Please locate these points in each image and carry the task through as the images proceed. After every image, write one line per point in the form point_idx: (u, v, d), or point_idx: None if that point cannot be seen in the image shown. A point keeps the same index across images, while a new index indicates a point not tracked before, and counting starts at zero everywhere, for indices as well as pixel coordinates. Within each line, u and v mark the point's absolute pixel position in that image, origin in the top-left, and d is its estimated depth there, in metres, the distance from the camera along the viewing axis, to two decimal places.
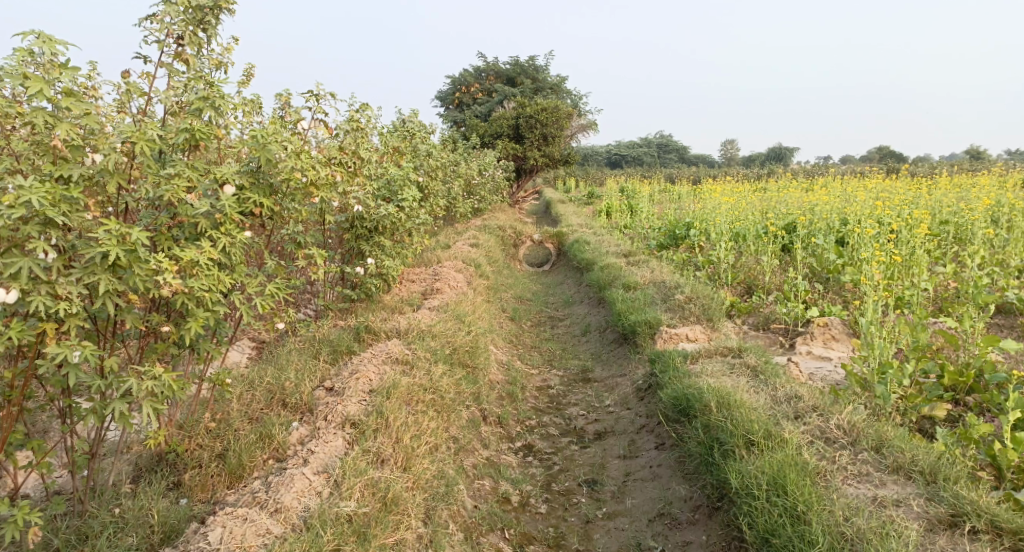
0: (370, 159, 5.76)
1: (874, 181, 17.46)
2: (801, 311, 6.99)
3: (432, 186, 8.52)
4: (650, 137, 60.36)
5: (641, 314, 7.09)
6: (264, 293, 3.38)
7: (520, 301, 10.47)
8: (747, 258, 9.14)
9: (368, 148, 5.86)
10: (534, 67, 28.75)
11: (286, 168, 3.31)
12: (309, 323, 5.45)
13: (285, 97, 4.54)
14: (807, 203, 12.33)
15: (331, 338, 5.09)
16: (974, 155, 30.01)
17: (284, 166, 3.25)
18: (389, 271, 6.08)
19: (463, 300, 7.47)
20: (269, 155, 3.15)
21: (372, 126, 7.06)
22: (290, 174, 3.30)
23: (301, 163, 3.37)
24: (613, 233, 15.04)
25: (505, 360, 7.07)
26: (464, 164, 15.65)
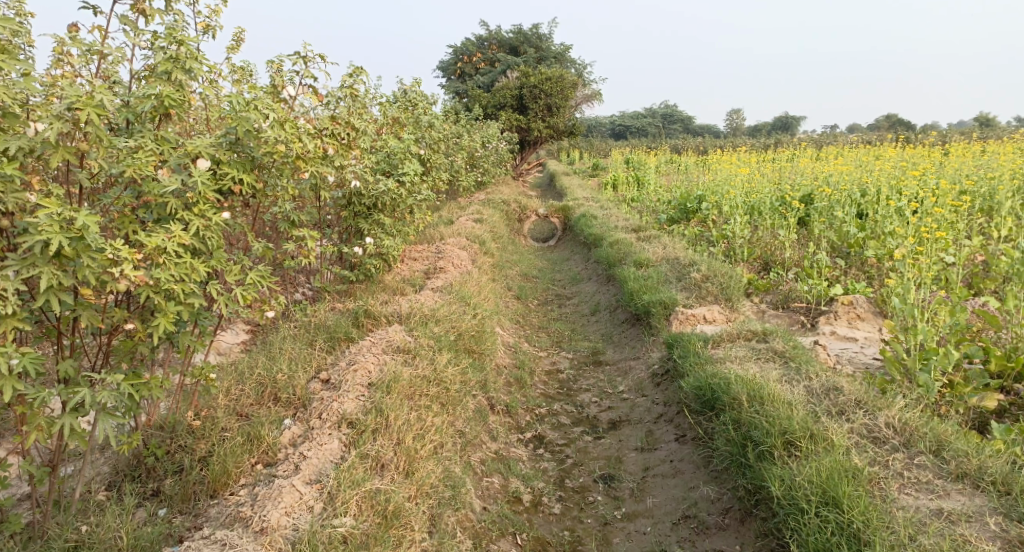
0: (368, 131, 5.39)
1: (887, 149, 16.95)
2: (824, 289, 6.63)
3: (434, 159, 8.14)
4: (655, 107, 59.41)
5: (655, 293, 6.75)
6: (249, 280, 3.03)
7: (526, 278, 10.14)
8: (764, 233, 8.75)
9: (366, 119, 5.48)
10: (537, 35, 28.02)
11: (269, 140, 2.90)
12: (305, 307, 5.13)
13: (274, 63, 4.18)
14: (822, 173, 11.90)
15: (328, 323, 4.77)
16: (985, 123, 29.37)
17: (266, 137, 2.84)
18: (390, 251, 5.74)
19: (468, 280, 7.13)
20: (248, 124, 2.77)
21: (370, 96, 6.66)
22: (274, 146, 2.88)
23: (286, 135, 2.96)
24: (621, 206, 14.63)
25: (512, 342, 6.77)
26: (467, 136, 15.19)
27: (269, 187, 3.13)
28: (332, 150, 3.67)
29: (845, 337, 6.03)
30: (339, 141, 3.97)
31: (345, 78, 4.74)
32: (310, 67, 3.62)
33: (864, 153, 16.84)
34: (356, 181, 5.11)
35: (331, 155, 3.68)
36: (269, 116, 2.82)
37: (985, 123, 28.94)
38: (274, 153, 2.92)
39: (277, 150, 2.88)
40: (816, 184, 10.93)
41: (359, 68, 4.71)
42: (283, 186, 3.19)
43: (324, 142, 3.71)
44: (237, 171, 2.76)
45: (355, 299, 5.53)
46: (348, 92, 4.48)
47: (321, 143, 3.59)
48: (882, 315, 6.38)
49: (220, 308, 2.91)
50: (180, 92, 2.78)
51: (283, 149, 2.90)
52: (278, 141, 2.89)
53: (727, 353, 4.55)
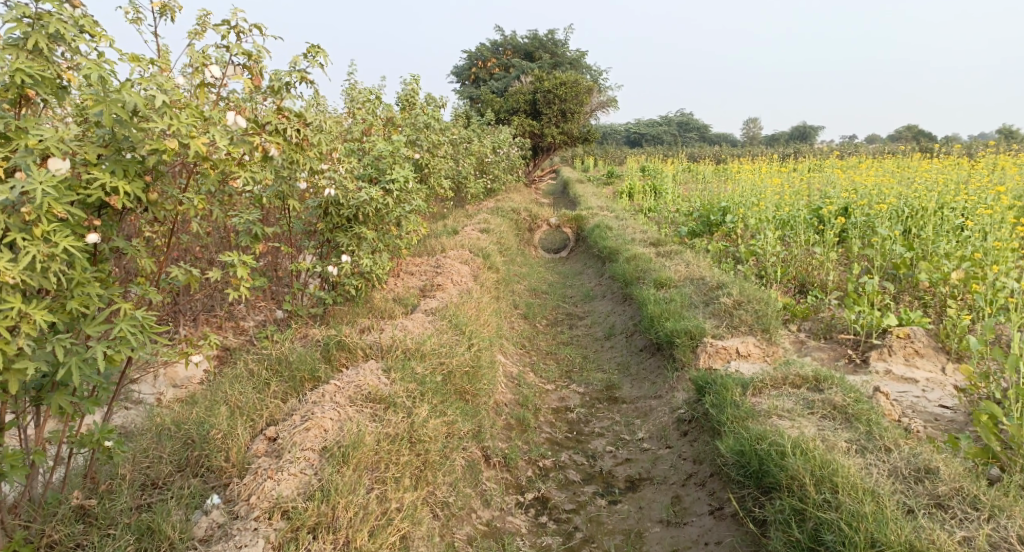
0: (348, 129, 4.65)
1: (916, 160, 16.09)
2: (876, 320, 5.76)
3: (434, 164, 7.37)
4: (672, 116, 58.52)
5: (680, 320, 5.94)
6: (117, 332, 2.30)
7: (534, 294, 9.34)
8: (799, 250, 7.90)
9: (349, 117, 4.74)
10: (554, 41, 27.37)
11: (156, 135, 2.29)
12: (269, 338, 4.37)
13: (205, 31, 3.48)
14: (856, 183, 11.07)
15: (293, 356, 3.99)
16: (1006, 135, 28.41)
17: (150, 132, 2.22)
18: (373, 270, 4.95)
19: (467, 299, 6.34)
20: (124, 110, 2.21)
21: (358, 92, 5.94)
22: (161, 145, 2.26)
23: (183, 127, 2.32)
24: (637, 217, 13.78)
25: (515, 373, 5.96)
26: (477, 141, 14.46)
27: (167, 196, 2.53)
28: (278, 151, 2.91)
29: (903, 380, 5.20)
30: (289, 141, 3.27)
31: (297, 58, 3.85)
32: (243, 46, 2.94)
33: (891, 163, 15.98)
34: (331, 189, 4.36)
35: (276, 157, 2.91)
36: (158, 103, 2.24)
37: (1011, 134, 27.94)
38: (164, 152, 2.33)
39: (166, 148, 2.27)
40: (852, 196, 10.09)
41: (314, 46, 3.87)
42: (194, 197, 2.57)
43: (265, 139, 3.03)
44: (108, 177, 2.20)
45: (333, 326, 4.74)
46: (302, 76, 3.68)
47: (262, 142, 2.86)
48: (943, 351, 5.54)
49: (75, 369, 2.24)
50: (44, 67, 2.16)
51: (176, 147, 2.28)
52: (170, 133, 2.29)
53: (772, 406, 3.73)
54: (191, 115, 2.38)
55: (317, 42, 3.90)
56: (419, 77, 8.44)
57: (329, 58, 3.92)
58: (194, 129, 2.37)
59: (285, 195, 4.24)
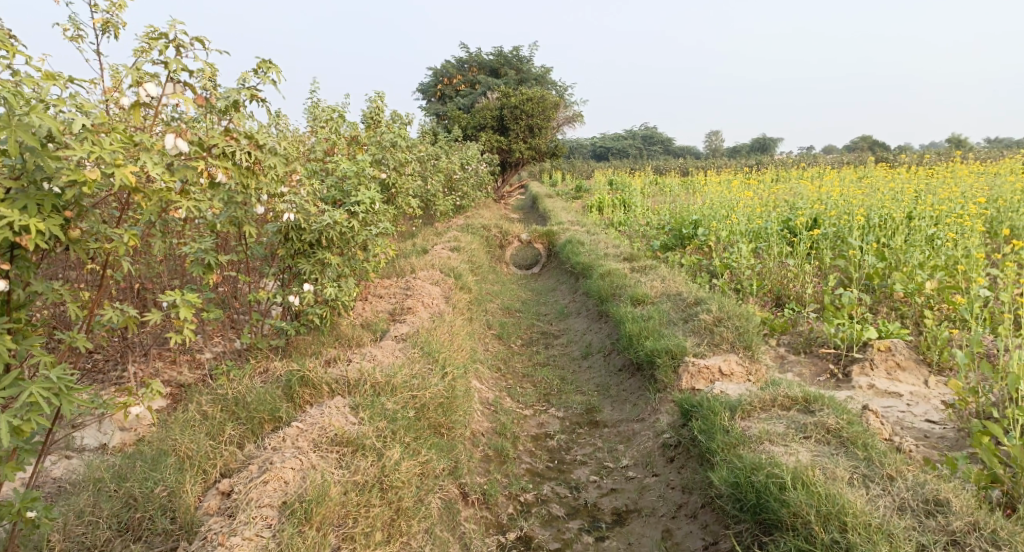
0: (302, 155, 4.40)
1: (877, 169, 16.35)
2: (856, 333, 5.68)
3: (401, 183, 7.13)
4: (637, 130, 59.14)
5: (660, 339, 5.78)
6: (28, 396, 2.35)
7: (507, 314, 9.11)
8: (773, 263, 7.85)
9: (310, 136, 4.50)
10: (519, 57, 27.40)
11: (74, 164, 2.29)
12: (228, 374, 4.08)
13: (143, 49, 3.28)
14: (824, 193, 11.13)
15: (257, 392, 3.71)
16: (958, 143, 29.26)
17: (68, 160, 2.22)
18: (339, 297, 4.69)
19: (440, 323, 6.09)
20: (36, 139, 2.21)
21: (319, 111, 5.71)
22: (82, 175, 2.27)
23: (105, 155, 2.33)
24: (609, 231, 13.67)
25: (492, 398, 5.73)
26: (445, 158, 14.25)
27: (90, 231, 2.56)
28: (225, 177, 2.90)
29: (887, 394, 5.10)
30: (238, 163, 3.07)
31: (247, 73, 3.63)
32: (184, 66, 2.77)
33: (854, 173, 16.21)
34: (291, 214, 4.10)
35: (223, 181, 2.90)
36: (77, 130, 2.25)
37: (963, 142, 28.79)
38: (83, 184, 2.34)
39: (85, 178, 2.28)
40: (821, 207, 10.12)
41: (265, 61, 3.64)
42: (121, 232, 2.58)
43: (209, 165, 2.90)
44: (18, 214, 2.20)
45: (299, 358, 4.46)
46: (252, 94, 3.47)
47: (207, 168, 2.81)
48: (925, 364, 5.48)
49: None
50: None
51: (98, 177, 2.29)
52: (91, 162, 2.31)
53: (763, 431, 3.59)
54: (116, 141, 2.39)
55: (269, 58, 3.68)
56: (384, 93, 8.21)
57: (282, 75, 3.71)
58: (119, 157, 2.38)
59: (241, 222, 3.97)
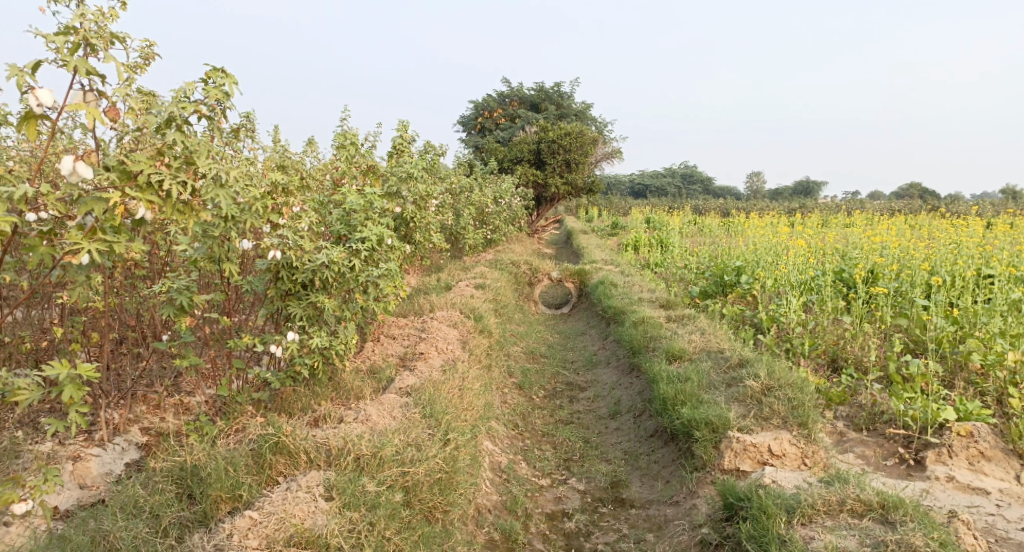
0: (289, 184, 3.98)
1: (933, 220, 15.39)
2: (932, 412, 4.92)
3: (419, 218, 6.61)
4: (677, 168, 58.39)
5: (699, 407, 5.06)
6: None
7: (531, 359, 8.46)
8: (826, 321, 7.11)
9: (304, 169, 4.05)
10: (559, 93, 27.12)
11: None
12: (202, 442, 3.57)
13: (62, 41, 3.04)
14: (881, 243, 10.31)
15: (223, 453, 3.43)
16: (1009, 194, 27.94)
17: None
18: (335, 346, 4.14)
19: (451, 373, 5.46)
20: None
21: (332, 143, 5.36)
22: None
23: None
24: (645, 272, 12.93)
25: (505, 465, 5.07)
26: (477, 191, 13.80)
27: None
28: (149, 211, 2.84)
29: (970, 491, 4.34)
30: (176, 197, 2.90)
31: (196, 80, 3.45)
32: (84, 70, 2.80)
33: (909, 222, 15.26)
34: (275, 252, 3.63)
35: (146, 215, 2.84)
36: None
37: (1018, 195, 27.42)
38: None
39: None
40: (878, 259, 9.31)
41: (214, 70, 3.50)
42: None
43: (131, 198, 2.83)
44: None
45: (280, 416, 4.02)
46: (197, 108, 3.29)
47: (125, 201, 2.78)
48: (1015, 455, 4.69)
49: None
50: None
51: None
52: None
53: None
54: None
55: (221, 67, 3.54)
56: (409, 123, 7.80)
57: (230, 81, 3.53)
58: None
59: (220, 261, 3.57)
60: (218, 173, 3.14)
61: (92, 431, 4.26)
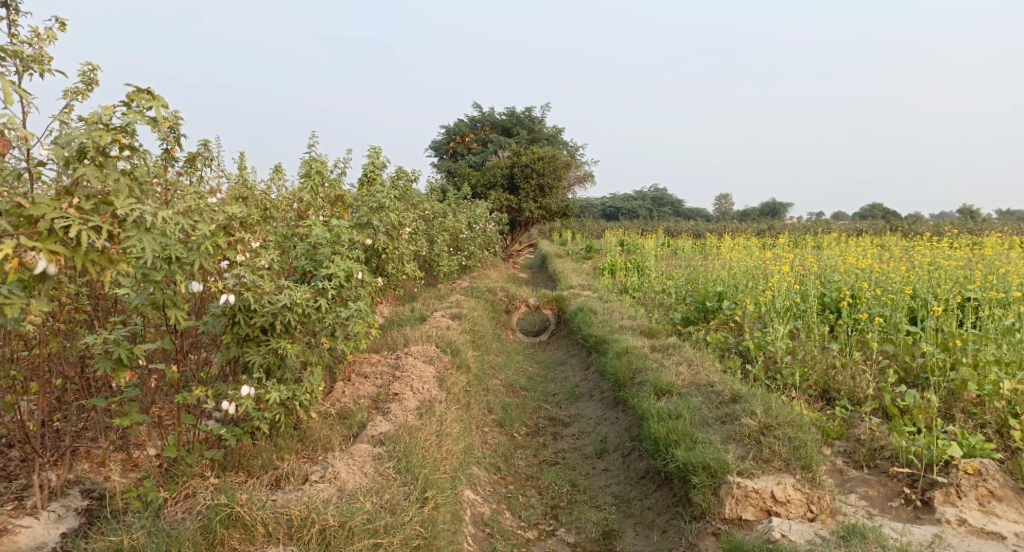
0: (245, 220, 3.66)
1: (903, 240, 15.47)
2: (937, 448, 4.65)
3: (391, 248, 6.25)
4: (647, 191, 58.86)
5: (694, 448, 4.75)
6: None
7: (511, 393, 8.08)
8: (814, 348, 6.89)
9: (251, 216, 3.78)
10: (531, 117, 27.10)
11: None
12: (151, 518, 3.24)
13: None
14: (861, 265, 10.19)
15: (167, 528, 3.12)
16: (970, 213, 28.54)
17: None
18: (299, 397, 3.76)
19: (428, 416, 5.07)
20: None
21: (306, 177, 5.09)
22: None
23: None
24: (623, 298, 12.68)
25: (486, 517, 4.71)
26: (451, 217, 13.48)
27: None
28: (53, 263, 2.59)
29: (982, 537, 4.10)
30: (84, 245, 2.64)
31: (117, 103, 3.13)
32: None
33: (880, 242, 15.32)
34: (229, 297, 3.34)
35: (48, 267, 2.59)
36: None
37: (978, 214, 28.05)
38: None
39: None
40: (860, 281, 9.16)
41: (139, 92, 3.17)
42: None
43: (30, 250, 2.57)
44: None
45: (238, 477, 3.66)
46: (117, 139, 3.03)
47: (22, 254, 2.54)
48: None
49: None
50: None
51: None
52: None
53: None
54: None
55: (148, 88, 3.20)
56: (380, 149, 7.48)
57: (157, 104, 3.19)
58: None
59: (166, 306, 3.24)
60: (142, 216, 2.85)
61: (24, 497, 3.78)
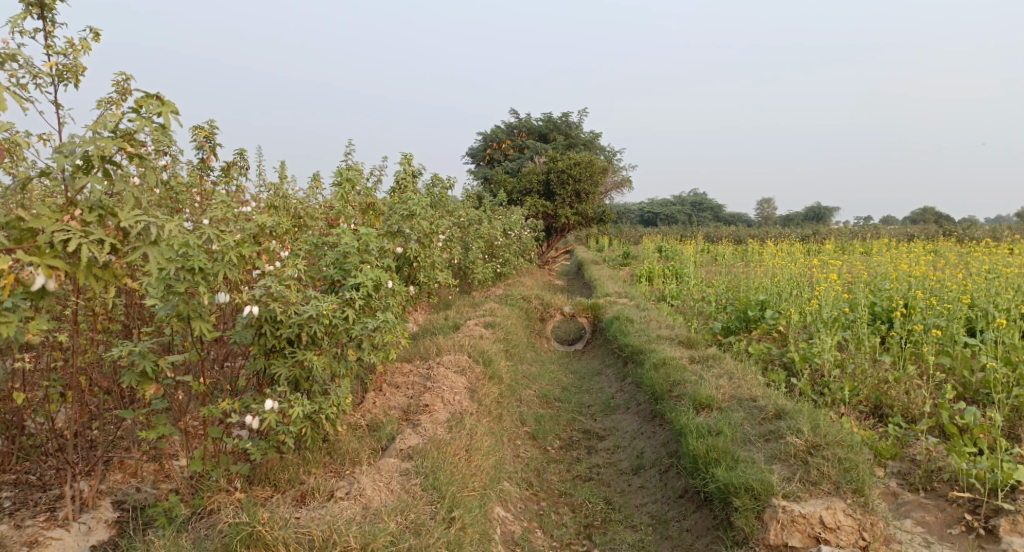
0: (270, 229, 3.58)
1: (957, 246, 14.79)
2: (1004, 475, 4.28)
3: (422, 257, 6.15)
4: (686, 196, 58.04)
5: (736, 468, 4.51)
6: None
7: (546, 403, 7.91)
8: (864, 360, 6.54)
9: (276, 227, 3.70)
10: (568, 123, 26.93)
11: None
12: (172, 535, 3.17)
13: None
14: (913, 272, 9.71)
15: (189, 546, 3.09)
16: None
17: None
18: (325, 411, 3.66)
19: (458, 429, 4.93)
20: None
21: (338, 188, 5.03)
22: None
23: None
24: (661, 306, 12.39)
25: (517, 537, 4.55)
26: (486, 223, 13.39)
27: None
28: (51, 279, 2.58)
29: None
30: (84, 259, 2.65)
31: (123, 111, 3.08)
32: None
33: (932, 248, 14.67)
34: (249, 310, 3.25)
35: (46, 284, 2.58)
36: None
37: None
38: None
39: None
40: (913, 289, 8.72)
41: (146, 98, 3.11)
42: None
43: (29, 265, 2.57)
44: None
45: (264, 492, 3.61)
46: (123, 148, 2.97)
47: (20, 269, 2.54)
48: None
49: None
50: None
51: None
52: None
53: None
54: None
55: (156, 94, 3.14)
56: (412, 156, 7.41)
57: (164, 109, 3.12)
58: None
59: (190, 317, 3.19)
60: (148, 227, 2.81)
61: (57, 508, 3.77)
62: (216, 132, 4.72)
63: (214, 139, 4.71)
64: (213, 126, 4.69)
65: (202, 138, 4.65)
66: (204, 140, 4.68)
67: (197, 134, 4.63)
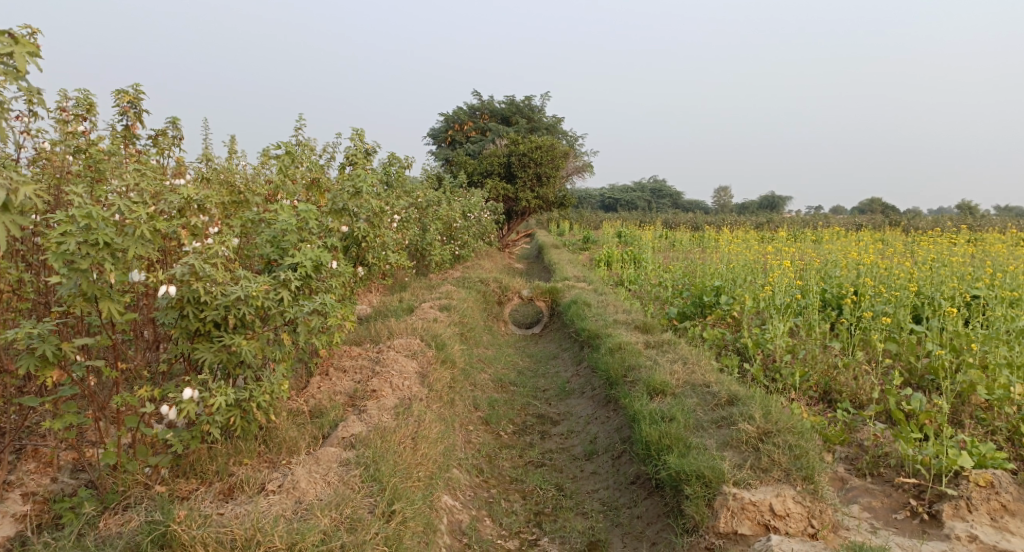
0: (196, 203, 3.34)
1: (904, 236, 15.15)
2: (949, 461, 4.32)
3: (372, 237, 5.91)
4: (646, 183, 58.48)
5: (686, 455, 4.46)
6: None
7: (500, 388, 7.78)
8: (815, 346, 6.58)
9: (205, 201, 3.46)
10: (530, 106, 26.68)
11: None
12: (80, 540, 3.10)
13: None
14: (864, 259, 9.84)
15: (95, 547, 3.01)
16: (967, 209, 28.31)
17: None
18: (257, 399, 3.45)
19: (404, 416, 4.75)
20: None
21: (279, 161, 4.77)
22: None
23: None
24: (618, 291, 12.38)
25: (463, 526, 4.43)
26: (445, 204, 13.14)
27: None
28: None
29: None
30: None
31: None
32: None
33: (882, 238, 15.01)
34: (166, 290, 3.06)
35: None
36: None
37: (973, 211, 27.84)
38: None
39: None
40: (864, 276, 8.83)
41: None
42: None
43: None
44: None
45: (187, 486, 3.44)
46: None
47: None
48: None
49: None
50: None
51: None
52: None
53: None
54: None
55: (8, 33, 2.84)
56: (364, 133, 7.14)
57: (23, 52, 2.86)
58: None
59: (97, 297, 3.02)
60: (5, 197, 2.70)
61: None
62: (142, 97, 4.42)
63: (139, 105, 4.40)
64: (139, 91, 4.38)
65: (125, 103, 4.34)
66: (128, 106, 4.37)
67: (121, 99, 4.32)
